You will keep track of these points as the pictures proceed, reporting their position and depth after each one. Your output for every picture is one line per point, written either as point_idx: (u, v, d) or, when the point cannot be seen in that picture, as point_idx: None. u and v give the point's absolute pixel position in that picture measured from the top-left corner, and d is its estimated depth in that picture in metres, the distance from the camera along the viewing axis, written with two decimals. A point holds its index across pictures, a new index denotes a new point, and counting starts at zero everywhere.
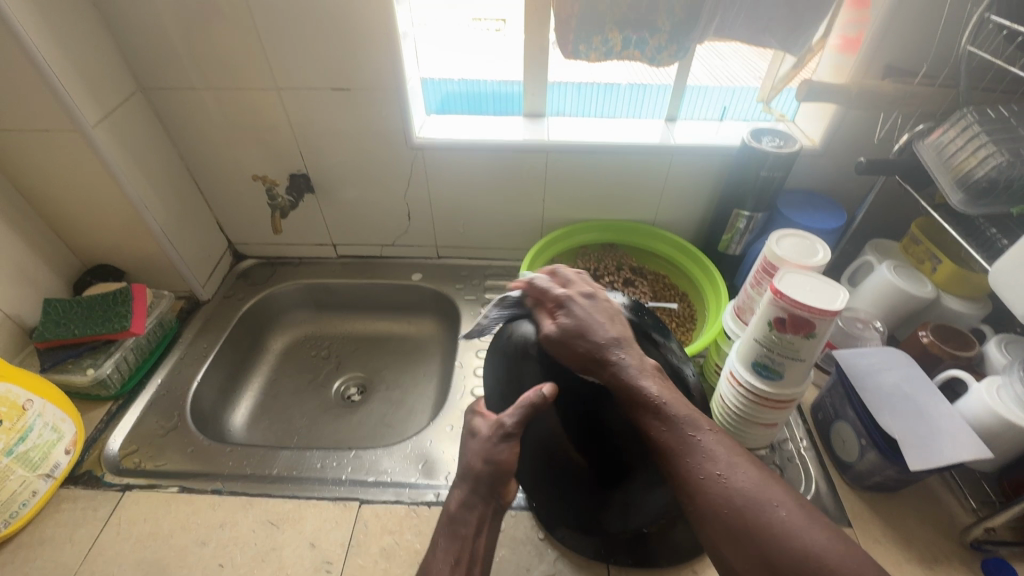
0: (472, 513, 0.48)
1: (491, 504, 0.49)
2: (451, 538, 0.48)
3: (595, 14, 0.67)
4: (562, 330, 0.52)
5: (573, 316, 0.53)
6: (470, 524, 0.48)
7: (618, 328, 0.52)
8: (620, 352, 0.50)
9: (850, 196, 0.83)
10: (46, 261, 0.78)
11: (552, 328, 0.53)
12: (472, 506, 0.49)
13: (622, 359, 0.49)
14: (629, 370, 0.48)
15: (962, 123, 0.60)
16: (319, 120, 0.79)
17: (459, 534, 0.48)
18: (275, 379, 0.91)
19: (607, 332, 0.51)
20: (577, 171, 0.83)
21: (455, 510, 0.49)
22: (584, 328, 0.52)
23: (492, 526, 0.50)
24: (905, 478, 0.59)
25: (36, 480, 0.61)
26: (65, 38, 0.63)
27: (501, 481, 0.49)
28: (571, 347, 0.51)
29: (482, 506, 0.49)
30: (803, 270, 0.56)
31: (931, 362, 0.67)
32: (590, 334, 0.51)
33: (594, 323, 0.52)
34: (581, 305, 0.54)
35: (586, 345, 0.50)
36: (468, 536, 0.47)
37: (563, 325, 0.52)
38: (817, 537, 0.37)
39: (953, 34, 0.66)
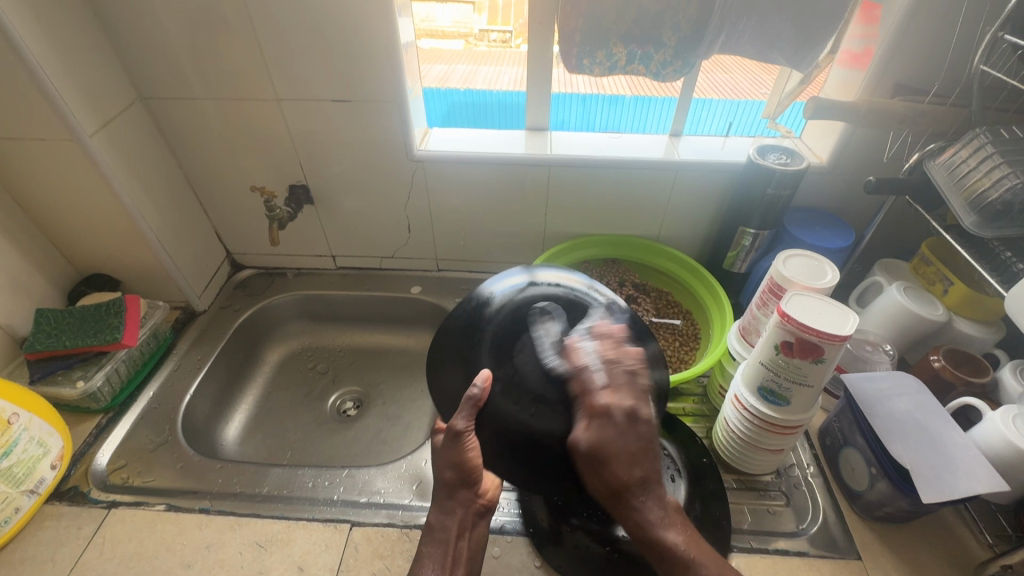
0: (450, 518, 0.53)
1: (468, 508, 0.54)
2: (433, 544, 0.52)
3: (599, 28, 0.66)
4: (592, 446, 0.45)
5: (604, 431, 0.45)
6: (450, 529, 0.53)
7: (647, 464, 0.46)
8: (642, 498, 0.46)
9: (859, 214, 0.82)
10: (41, 269, 0.77)
11: (582, 433, 0.45)
12: (450, 512, 0.53)
13: (644, 506, 0.46)
14: (652, 520, 0.46)
15: (975, 143, 0.58)
16: (319, 131, 0.78)
17: (439, 540, 0.52)
18: (270, 392, 0.90)
19: (640, 475, 0.46)
20: (580, 185, 0.82)
21: (434, 520, 0.54)
22: (608, 458, 0.45)
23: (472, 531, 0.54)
24: (917, 510, 0.57)
25: (19, 496, 0.59)
26: (63, 47, 0.62)
27: (468, 483, 0.54)
28: (590, 468, 0.45)
29: (459, 512, 0.54)
30: (812, 292, 0.55)
31: (943, 388, 0.65)
32: (620, 468, 0.45)
33: (623, 459, 0.45)
34: (617, 424, 0.45)
35: (610, 481, 0.45)
36: (449, 540, 0.52)
37: (593, 439, 0.45)
38: None
39: (965, 52, 0.65)
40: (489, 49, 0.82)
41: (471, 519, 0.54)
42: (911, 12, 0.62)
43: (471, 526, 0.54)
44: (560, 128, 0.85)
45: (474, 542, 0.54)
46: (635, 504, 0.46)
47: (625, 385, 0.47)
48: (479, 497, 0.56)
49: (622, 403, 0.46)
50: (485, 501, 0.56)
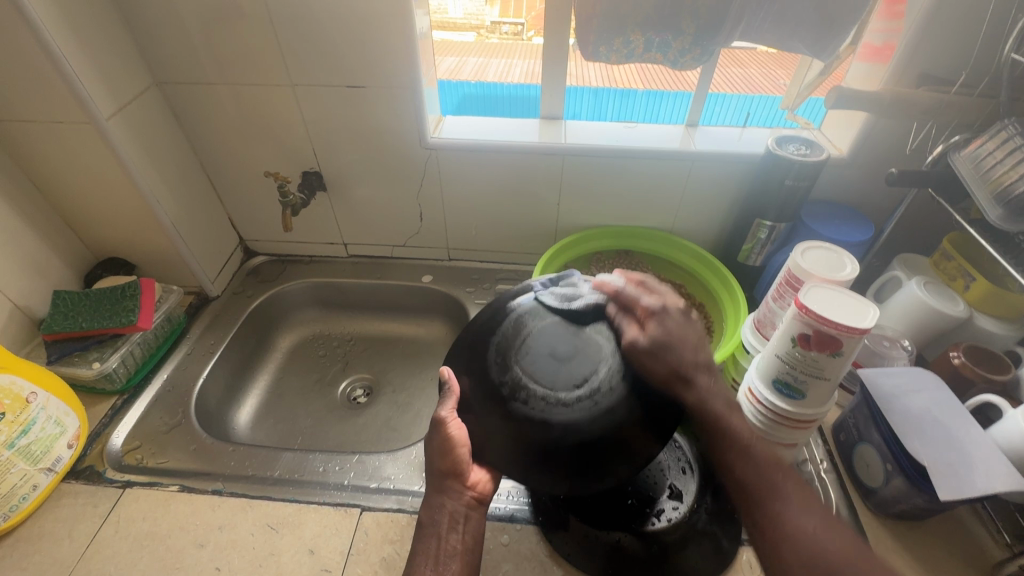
0: (440, 511, 0.53)
1: (460, 501, 0.54)
2: (426, 539, 0.51)
3: (616, 15, 0.65)
4: (651, 342, 0.51)
5: (661, 326, 0.52)
6: (440, 523, 0.52)
7: (704, 349, 0.53)
8: (706, 377, 0.52)
9: (879, 208, 0.80)
10: (58, 252, 0.78)
11: (637, 336, 0.51)
12: (439, 505, 0.53)
13: (709, 386, 0.51)
14: (717, 406, 0.50)
15: (1002, 134, 0.57)
16: (332, 118, 0.78)
17: (431, 535, 0.52)
18: (281, 377, 0.91)
19: (693, 350, 0.52)
20: (594, 175, 0.81)
21: (425, 516, 0.53)
22: (670, 343, 0.51)
23: (466, 523, 0.53)
24: (933, 507, 0.56)
25: (37, 474, 0.60)
26: (81, 30, 0.62)
27: (454, 475, 0.54)
28: (652, 357, 0.50)
29: (448, 503, 0.53)
30: (829, 285, 0.54)
31: (963, 385, 0.64)
32: (679, 349, 0.51)
33: (675, 337, 0.52)
34: (673, 317, 0.53)
35: (670, 362, 0.51)
36: (440, 534, 0.52)
37: (651, 335, 0.51)
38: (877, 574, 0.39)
39: (995, 41, 0.63)
40: (500, 40, 0.83)
41: (464, 513, 0.53)
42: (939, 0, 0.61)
43: (464, 520, 0.53)
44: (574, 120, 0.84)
45: (470, 538, 0.52)
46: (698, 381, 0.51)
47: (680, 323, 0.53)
48: (469, 490, 0.55)
49: (668, 299, 0.55)
50: (476, 494, 0.55)
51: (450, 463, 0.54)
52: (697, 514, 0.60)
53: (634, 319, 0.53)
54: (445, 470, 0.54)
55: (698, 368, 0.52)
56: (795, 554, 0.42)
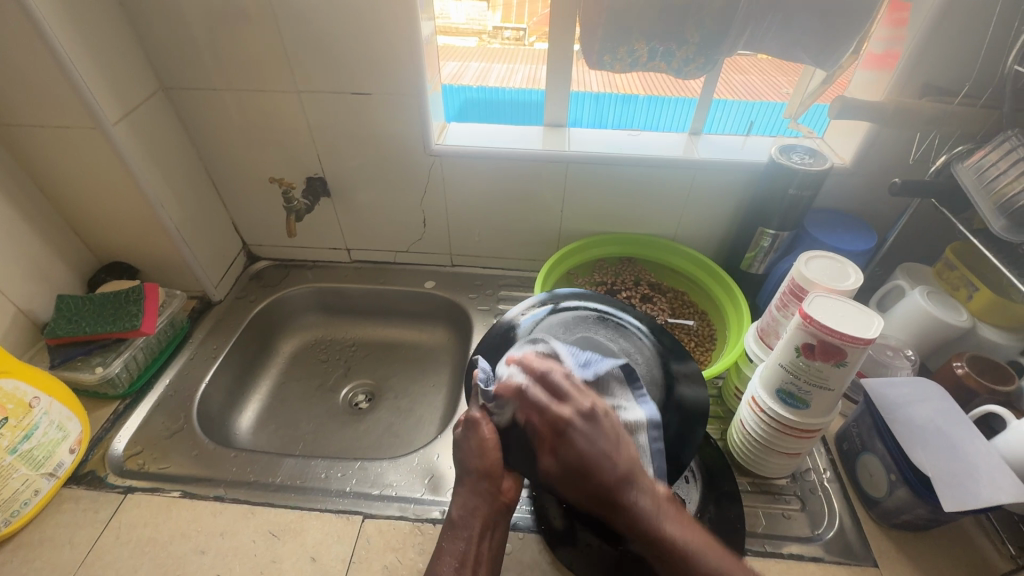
0: (474, 514, 0.51)
1: (493, 505, 0.52)
2: (454, 541, 0.50)
3: (621, 24, 0.65)
4: (563, 463, 0.49)
5: (573, 443, 0.48)
6: (472, 527, 0.50)
7: (625, 456, 0.47)
8: (635, 494, 0.46)
9: (882, 217, 0.80)
10: (62, 256, 0.78)
11: (551, 464, 0.50)
12: (473, 508, 0.51)
13: (639, 503, 0.45)
14: (648, 514, 0.44)
15: (1005, 145, 0.57)
16: (337, 124, 0.78)
17: (461, 537, 0.50)
18: (283, 382, 0.91)
19: (612, 468, 0.47)
20: (598, 182, 0.82)
21: (457, 515, 0.51)
22: (585, 467, 0.47)
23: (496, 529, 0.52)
24: (937, 518, 0.56)
25: (38, 479, 0.60)
26: (89, 36, 0.63)
27: (489, 477, 0.52)
28: (571, 484, 0.48)
29: (482, 506, 0.51)
30: (833, 294, 0.54)
31: (966, 396, 0.64)
32: (596, 470, 0.47)
33: (587, 457, 0.47)
34: (577, 429, 0.49)
35: (591, 486, 0.47)
36: (471, 538, 0.50)
37: (562, 463, 0.49)
38: None
39: (998, 52, 0.63)
40: (502, 46, 0.82)
41: (494, 519, 0.51)
42: (941, 13, 0.61)
43: (494, 527, 0.52)
44: (575, 126, 0.85)
45: (496, 546, 0.51)
46: (625, 501, 0.45)
47: (598, 431, 0.48)
48: (502, 495, 0.53)
49: (575, 408, 0.50)
50: (507, 500, 0.53)
51: (488, 463, 0.53)
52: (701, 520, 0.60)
53: (541, 449, 0.51)
54: (483, 471, 0.52)
55: (619, 488, 0.46)
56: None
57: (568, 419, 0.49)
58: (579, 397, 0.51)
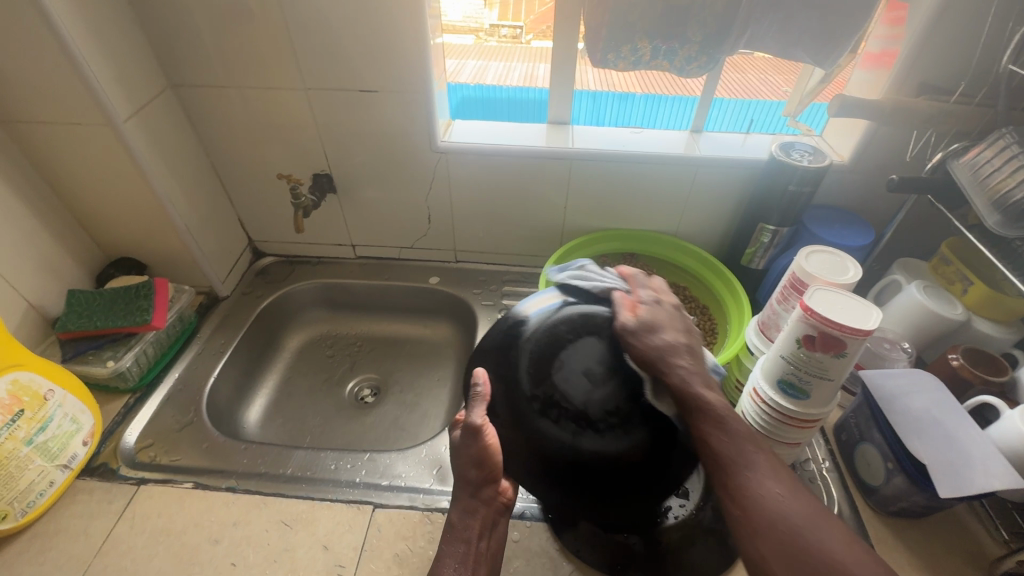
0: (472, 516, 0.54)
1: (491, 507, 0.56)
2: (455, 542, 0.53)
3: (625, 23, 0.66)
4: (638, 322, 0.53)
5: (653, 311, 0.54)
6: (473, 527, 0.54)
7: (687, 338, 0.53)
8: (686, 360, 0.50)
9: (879, 213, 0.82)
10: (71, 251, 0.79)
11: (628, 318, 0.53)
12: (473, 510, 0.55)
13: (685, 368, 0.49)
14: (694, 380, 0.48)
15: (1000, 143, 0.59)
16: (344, 120, 0.79)
17: (462, 540, 0.53)
18: (290, 376, 0.92)
19: (678, 338, 0.52)
20: (601, 179, 0.83)
21: (457, 518, 0.54)
22: (654, 326, 0.53)
23: (494, 529, 0.56)
24: (933, 505, 0.57)
25: (53, 470, 0.61)
26: (101, 35, 0.64)
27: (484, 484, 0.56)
28: (636, 337, 0.52)
29: (482, 509, 0.55)
30: (833, 287, 0.55)
31: (961, 387, 0.65)
32: (661, 333, 0.52)
33: (665, 324, 0.53)
34: (665, 308, 0.55)
35: (650, 344, 0.51)
36: (471, 539, 0.53)
37: (638, 317, 0.53)
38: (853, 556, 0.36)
39: (993, 52, 0.65)
40: (499, 44, 0.83)
41: (491, 521, 0.55)
42: (937, 14, 0.63)
43: (492, 525, 0.56)
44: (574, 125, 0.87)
45: (495, 543, 0.55)
46: (675, 363, 0.49)
47: (673, 316, 0.54)
48: (500, 495, 0.58)
49: (665, 297, 0.57)
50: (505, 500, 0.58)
51: (487, 470, 0.55)
52: (703, 511, 0.61)
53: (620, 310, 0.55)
54: (481, 477, 0.55)
55: (673, 351, 0.50)
56: (768, 520, 0.39)
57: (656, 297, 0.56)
58: (663, 293, 0.58)
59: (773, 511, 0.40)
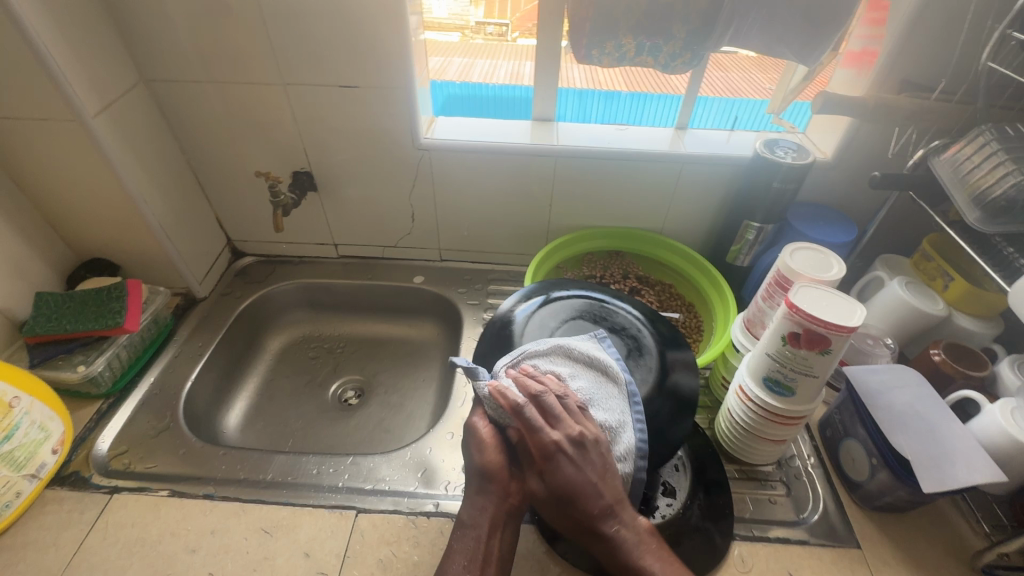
0: (481, 514, 0.49)
1: (503, 504, 0.50)
2: (464, 539, 0.49)
3: (609, 18, 0.66)
4: (550, 491, 0.48)
5: (561, 474, 0.47)
6: (481, 526, 0.49)
7: (609, 491, 0.48)
8: (615, 524, 0.48)
9: (862, 209, 0.82)
10: (40, 252, 0.76)
11: (539, 484, 0.49)
12: (481, 507, 0.50)
13: (619, 534, 0.48)
14: (630, 546, 0.47)
15: (979, 140, 0.59)
16: (325, 117, 0.77)
17: (470, 537, 0.49)
18: (271, 379, 0.90)
19: (598, 499, 0.47)
20: (586, 176, 0.82)
21: (466, 515, 0.50)
22: (572, 492, 0.47)
23: (506, 531, 0.50)
24: (916, 500, 0.58)
25: (20, 480, 0.58)
26: (66, 26, 0.61)
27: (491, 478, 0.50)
28: (555, 507, 0.48)
29: (490, 505, 0.50)
30: (818, 284, 0.55)
31: (943, 382, 0.66)
32: (579, 502, 0.47)
33: (577, 488, 0.47)
34: (568, 460, 0.48)
35: (576, 515, 0.48)
36: (481, 537, 0.48)
37: (550, 487, 0.48)
38: None
39: (972, 51, 0.65)
40: (485, 41, 0.82)
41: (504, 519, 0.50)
42: (918, 12, 0.63)
43: (504, 526, 0.50)
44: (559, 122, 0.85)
45: (507, 546, 0.49)
46: (606, 531, 0.48)
47: (593, 465, 0.48)
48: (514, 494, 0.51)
49: (565, 435, 0.48)
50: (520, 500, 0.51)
51: (490, 461, 0.51)
52: (690, 509, 0.61)
53: (527, 469, 0.50)
54: (487, 469, 0.50)
55: (603, 520, 0.47)
56: None
57: (560, 446, 0.48)
58: (569, 423, 0.49)
59: None
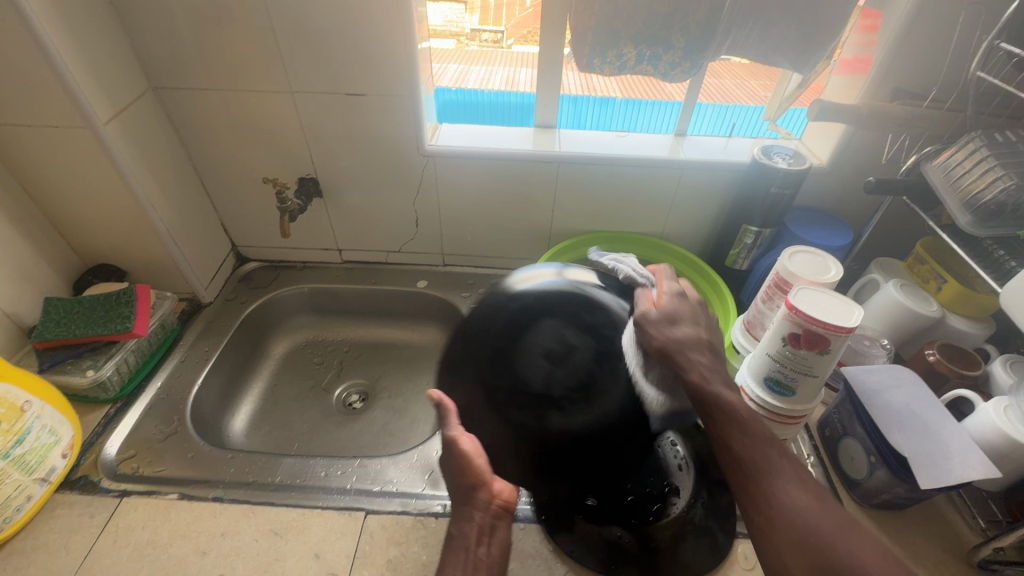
0: (467, 523, 0.54)
1: (485, 512, 0.55)
2: (455, 551, 0.52)
3: (610, 29, 0.67)
4: (661, 314, 0.55)
5: (677, 304, 0.57)
6: (469, 535, 0.53)
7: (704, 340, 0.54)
8: (698, 358, 0.52)
9: (857, 214, 0.84)
10: (48, 258, 0.76)
11: (650, 310, 0.55)
12: (468, 517, 0.54)
13: (705, 372, 0.50)
14: (713, 380, 0.50)
15: (969, 147, 0.61)
16: (331, 124, 0.78)
17: (462, 547, 0.52)
18: (276, 383, 0.90)
19: (693, 337, 0.54)
20: (587, 182, 0.84)
21: (454, 528, 0.54)
22: (674, 318, 0.55)
23: (494, 535, 0.54)
24: (914, 496, 0.59)
25: (31, 484, 0.59)
26: (79, 35, 0.62)
27: (477, 489, 0.55)
28: (654, 337, 0.53)
29: (477, 514, 0.54)
30: (816, 286, 0.57)
31: (937, 381, 0.68)
32: (677, 336, 0.53)
33: (675, 317, 0.55)
34: (688, 306, 0.57)
35: (660, 347, 0.53)
36: (469, 546, 0.52)
37: (659, 308, 0.56)
38: (864, 553, 0.38)
39: (961, 59, 0.67)
40: (480, 48, 0.84)
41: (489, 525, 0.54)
42: (909, 23, 0.65)
43: (491, 531, 0.54)
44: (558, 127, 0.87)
45: (498, 551, 0.53)
46: (685, 364, 0.51)
47: (692, 317, 0.56)
48: (495, 498, 0.56)
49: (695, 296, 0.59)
50: (502, 503, 0.56)
51: (473, 475, 0.55)
52: (693, 508, 0.63)
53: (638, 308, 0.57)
54: (472, 482, 0.55)
55: (682, 356, 0.52)
56: (782, 522, 0.41)
57: (669, 292, 0.58)
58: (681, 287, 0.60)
59: (791, 510, 0.41)
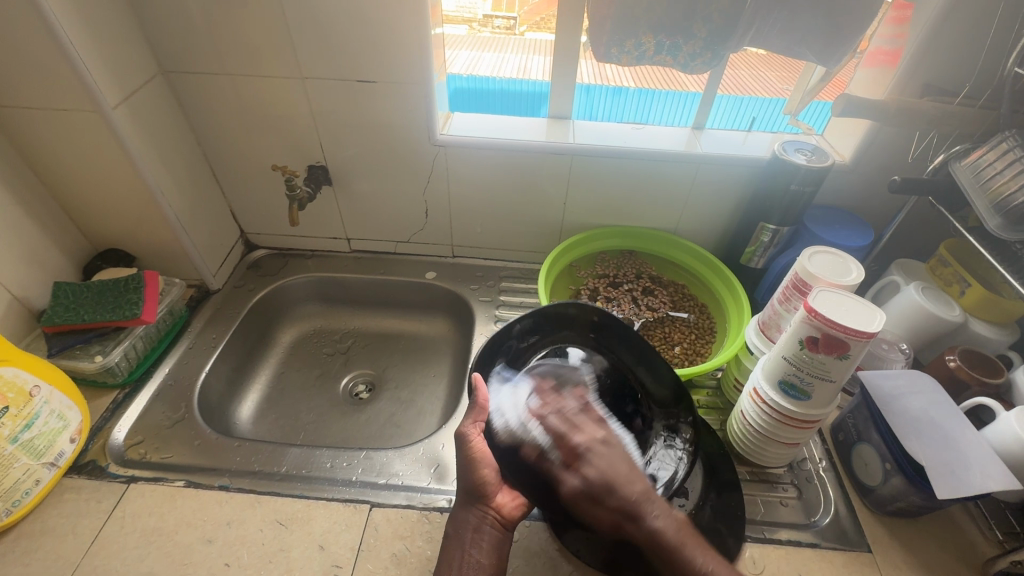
0: (463, 526, 0.53)
1: (484, 521, 0.53)
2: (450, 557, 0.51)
3: (629, 17, 0.65)
4: (585, 485, 0.47)
5: (595, 466, 0.48)
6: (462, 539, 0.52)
7: (641, 480, 0.46)
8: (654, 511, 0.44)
9: (878, 213, 0.82)
10: (57, 243, 0.76)
11: (572, 479, 0.48)
12: (459, 522, 0.53)
13: (655, 524, 0.43)
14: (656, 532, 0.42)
15: (1001, 146, 0.59)
16: (341, 111, 0.77)
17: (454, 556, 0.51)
18: (283, 372, 0.90)
19: (630, 485, 0.46)
20: (602, 174, 0.82)
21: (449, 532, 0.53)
22: (607, 484, 0.46)
23: (493, 546, 0.52)
24: (929, 506, 0.58)
25: (40, 468, 0.59)
26: (88, 17, 0.61)
27: (479, 496, 0.54)
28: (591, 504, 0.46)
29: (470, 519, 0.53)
30: (836, 289, 0.55)
31: (958, 388, 0.66)
32: (617, 487, 0.45)
33: (607, 475, 0.47)
34: (599, 453, 0.49)
35: (604, 514, 0.45)
36: (464, 552, 0.51)
37: (585, 480, 0.47)
38: None
39: (997, 55, 0.64)
40: (492, 34, 0.82)
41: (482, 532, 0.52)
42: (943, 15, 0.62)
43: (484, 538, 0.52)
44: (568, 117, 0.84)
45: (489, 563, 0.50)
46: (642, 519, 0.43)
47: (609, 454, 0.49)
48: (494, 509, 0.54)
49: (589, 436, 0.51)
50: (500, 516, 0.54)
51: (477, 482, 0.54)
52: (701, 510, 0.61)
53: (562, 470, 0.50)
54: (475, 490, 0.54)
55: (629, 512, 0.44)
56: None
57: (581, 443, 0.50)
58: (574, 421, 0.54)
59: None
